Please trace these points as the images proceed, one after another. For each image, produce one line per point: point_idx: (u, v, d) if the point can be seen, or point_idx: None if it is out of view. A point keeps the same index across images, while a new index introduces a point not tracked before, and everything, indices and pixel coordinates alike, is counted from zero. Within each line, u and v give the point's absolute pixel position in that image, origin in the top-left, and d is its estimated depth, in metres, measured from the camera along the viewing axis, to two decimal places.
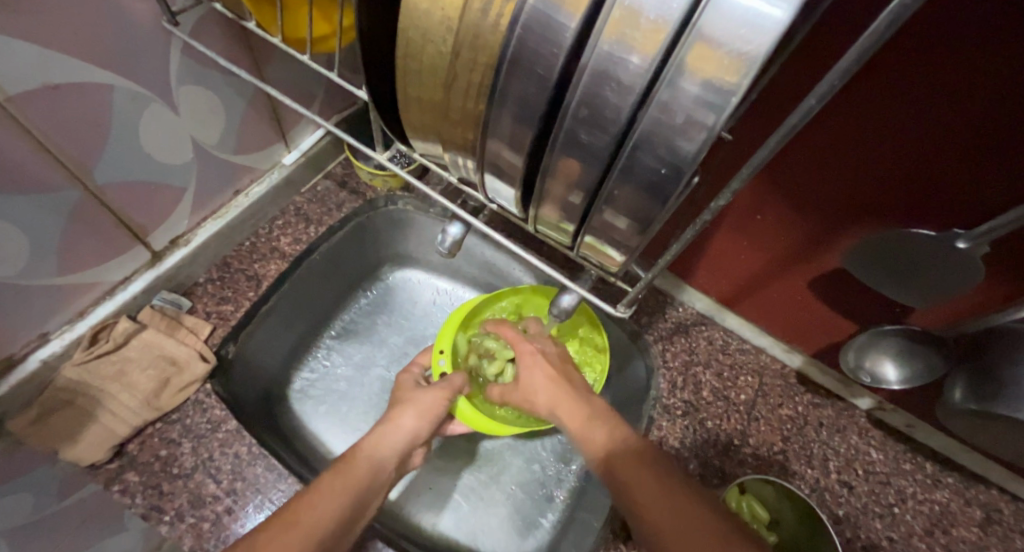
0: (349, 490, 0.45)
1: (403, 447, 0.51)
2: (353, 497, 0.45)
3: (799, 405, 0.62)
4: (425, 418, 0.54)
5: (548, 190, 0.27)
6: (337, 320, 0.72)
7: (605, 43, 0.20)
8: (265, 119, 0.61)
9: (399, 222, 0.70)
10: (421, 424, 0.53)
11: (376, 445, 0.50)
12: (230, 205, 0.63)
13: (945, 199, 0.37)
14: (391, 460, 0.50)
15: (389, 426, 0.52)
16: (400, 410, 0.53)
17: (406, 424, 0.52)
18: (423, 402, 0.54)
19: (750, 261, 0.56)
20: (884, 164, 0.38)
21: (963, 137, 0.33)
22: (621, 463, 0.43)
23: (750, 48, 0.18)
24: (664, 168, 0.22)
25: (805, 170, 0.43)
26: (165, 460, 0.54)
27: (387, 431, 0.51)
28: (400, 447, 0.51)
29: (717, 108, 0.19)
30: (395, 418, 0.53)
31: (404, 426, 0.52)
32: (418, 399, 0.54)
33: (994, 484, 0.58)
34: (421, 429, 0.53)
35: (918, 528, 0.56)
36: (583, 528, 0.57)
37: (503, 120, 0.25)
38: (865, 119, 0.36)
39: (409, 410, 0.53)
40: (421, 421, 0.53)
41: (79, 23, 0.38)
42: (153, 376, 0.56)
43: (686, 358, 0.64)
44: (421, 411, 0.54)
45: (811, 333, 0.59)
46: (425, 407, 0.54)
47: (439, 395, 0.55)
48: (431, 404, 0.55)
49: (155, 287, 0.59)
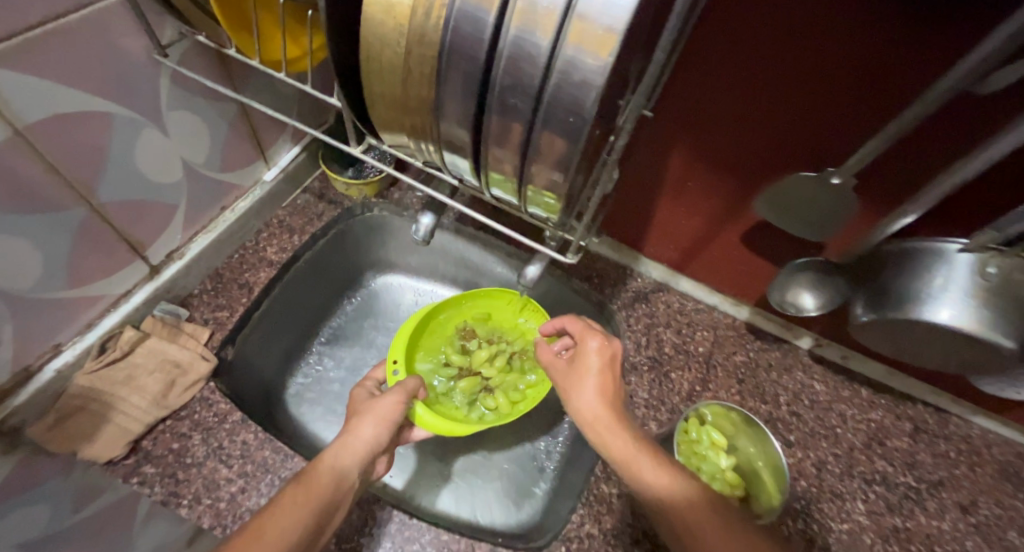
0: (309, 504, 0.45)
1: (363, 457, 0.52)
2: (314, 511, 0.45)
3: (751, 351, 0.70)
4: (383, 424, 0.55)
5: (493, 154, 0.34)
6: (325, 326, 0.78)
7: (514, 28, 0.28)
8: (247, 139, 0.68)
9: (376, 227, 0.78)
10: (378, 432, 0.54)
11: (338, 457, 0.50)
12: (218, 219, 0.69)
13: (832, 138, 0.45)
14: (353, 470, 0.50)
15: (347, 437, 0.52)
16: (359, 419, 0.54)
17: (366, 434, 0.53)
18: (380, 410, 0.55)
19: (691, 224, 0.64)
20: (768, 125, 0.48)
21: (816, 96, 0.43)
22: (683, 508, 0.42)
23: (613, 22, 0.25)
24: (572, 118, 0.29)
25: (714, 137, 0.52)
26: (177, 452, 0.58)
27: (347, 444, 0.52)
28: (360, 455, 0.52)
29: (598, 67, 0.27)
30: (354, 427, 0.53)
31: (363, 435, 0.53)
32: (376, 407, 0.55)
33: (918, 402, 0.67)
34: (380, 436, 0.54)
35: (859, 443, 0.63)
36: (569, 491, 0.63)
37: (451, 99, 0.32)
38: (748, 83, 0.45)
39: (367, 419, 0.54)
40: (380, 427, 0.54)
41: (82, 52, 0.44)
42: (160, 378, 0.60)
43: (647, 321, 0.72)
44: (380, 419, 0.55)
45: (750, 286, 0.68)
46: (381, 415, 0.55)
47: (395, 400, 0.57)
48: (387, 411, 0.56)
49: (155, 298, 0.64)
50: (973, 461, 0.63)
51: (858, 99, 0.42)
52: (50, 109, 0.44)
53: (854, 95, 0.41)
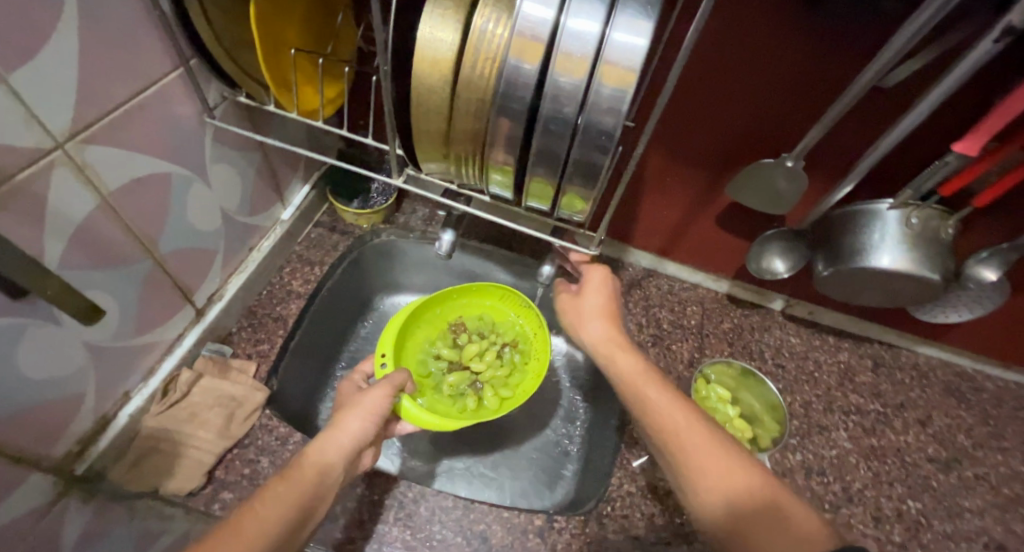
0: (293, 499, 0.46)
1: (349, 452, 0.52)
2: (298, 506, 0.46)
3: (736, 318, 0.82)
4: (370, 419, 0.55)
5: (533, 169, 0.42)
6: (344, 352, 0.84)
7: (556, 72, 0.36)
8: (267, 184, 0.74)
9: (385, 252, 0.85)
10: (365, 426, 0.54)
11: (323, 450, 0.51)
12: (247, 260, 0.75)
13: (781, 130, 0.57)
14: (337, 465, 0.51)
15: (333, 431, 0.53)
16: (344, 413, 0.54)
17: (349, 428, 0.53)
18: (365, 405, 0.55)
19: (672, 215, 0.75)
20: (730, 124, 0.59)
21: (764, 99, 0.55)
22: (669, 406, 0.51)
23: (632, 64, 0.35)
24: (604, 136, 0.38)
25: (687, 139, 0.63)
26: (250, 475, 0.63)
27: (334, 437, 0.52)
28: (345, 450, 0.52)
29: (624, 98, 0.36)
30: (339, 422, 0.53)
31: (348, 430, 0.53)
32: (361, 402, 0.55)
33: (873, 340, 0.82)
34: (366, 431, 0.54)
35: (834, 383, 0.77)
36: (597, 471, 0.69)
37: (498, 131, 0.41)
38: (710, 93, 0.56)
39: (353, 414, 0.54)
40: (366, 422, 0.54)
41: (149, 123, 0.50)
42: (221, 411, 0.65)
43: (644, 303, 0.82)
44: (365, 414, 0.55)
45: (725, 263, 0.79)
46: (367, 408, 0.55)
47: (382, 394, 0.56)
48: (374, 404, 0.56)
49: (203, 339, 0.69)
50: (919, 382, 0.79)
51: (797, 98, 0.53)
52: (126, 175, 0.50)
53: (794, 95, 0.53)
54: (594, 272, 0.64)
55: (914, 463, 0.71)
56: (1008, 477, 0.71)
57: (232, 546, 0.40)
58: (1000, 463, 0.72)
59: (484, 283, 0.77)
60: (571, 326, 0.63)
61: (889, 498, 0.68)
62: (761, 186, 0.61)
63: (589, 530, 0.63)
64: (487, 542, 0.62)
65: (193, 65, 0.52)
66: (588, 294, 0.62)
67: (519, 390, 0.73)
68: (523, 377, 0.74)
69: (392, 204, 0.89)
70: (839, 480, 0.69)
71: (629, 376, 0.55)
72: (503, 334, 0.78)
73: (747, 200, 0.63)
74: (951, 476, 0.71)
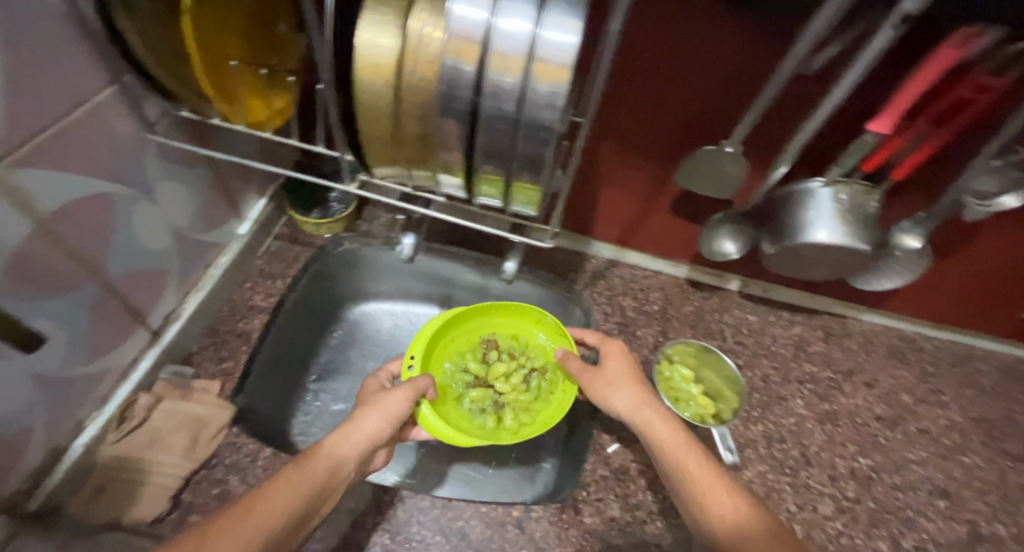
0: (305, 489, 0.46)
1: (363, 449, 0.52)
2: (307, 499, 0.46)
3: (696, 301, 0.91)
4: (387, 421, 0.55)
5: (482, 166, 0.43)
6: (315, 364, 0.83)
7: (492, 73, 0.36)
8: (220, 199, 0.73)
9: (349, 260, 0.84)
10: (382, 426, 0.55)
11: (339, 444, 0.51)
12: (205, 277, 0.73)
13: (717, 112, 0.61)
14: (350, 461, 0.51)
15: (351, 426, 0.53)
16: (365, 410, 0.55)
17: (368, 428, 0.53)
18: (387, 404, 0.56)
19: (628, 206, 0.83)
20: (671, 111, 0.63)
21: (699, 83, 0.59)
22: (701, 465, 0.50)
23: (565, 61, 0.35)
24: (544, 132, 0.38)
25: (633, 128, 0.68)
26: (221, 495, 0.61)
27: (353, 433, 0.52)
28: (360, 447, 0.52)
29: (560, 94, 0.36)
30: (358, 418, 0.54)
31: (366, 429, 0.53)
32: (385, 402, 0.56)
33: (824, 312, 0.93)
34: (382, 431, 0.54)
35: (790, 355, 0.87)
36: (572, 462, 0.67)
37: (442, 130, 0.40)
38: (650, 82, 0.61)
39: (374, 412, 0.55)
40: (384, 423, 0.55)
41: (82, 141, 0.48)
42: (185, 434, 0.62)
43: (609, 292, 0.91)
44: (384, 414, 0.55)
45: (680, 249, 0.88)
46: (387, 409, 0.56)
47: (404, 395, 0.57)
48: (393, 406, 0.56)
49: (161, 361, 0.67)
50: (865, 348, 0.90)
51: (728, 80, 0.58)
52: (62, 196, 0.48)
53: (725, 78, 0.58)
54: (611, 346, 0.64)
55: (863, 422, 0.81)
56: (945, 429, 0.82)
57: (239, 528, 0.41)
58: (940, 417, 0.83)
59: (526, 306, 0.73)
60: (597, 394, 0.60)
61: (843, 458, 0.77)
62: (709, 174, 0.64)
63: (566, 516, 0.65)
64: (467, 538, 0.63)
65: (126, 80, 0.50)
66: (612, 361, 0.62)
67: (538, 420, 0.68)
68: (546, 405, 0.71)
69: (354, 212, 0.89)
70: (797, 445, 0.78)
71: (678, 455, 0.51)
72: (534, 360, 0.74)
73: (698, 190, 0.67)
74: (896, 432, 0.81)
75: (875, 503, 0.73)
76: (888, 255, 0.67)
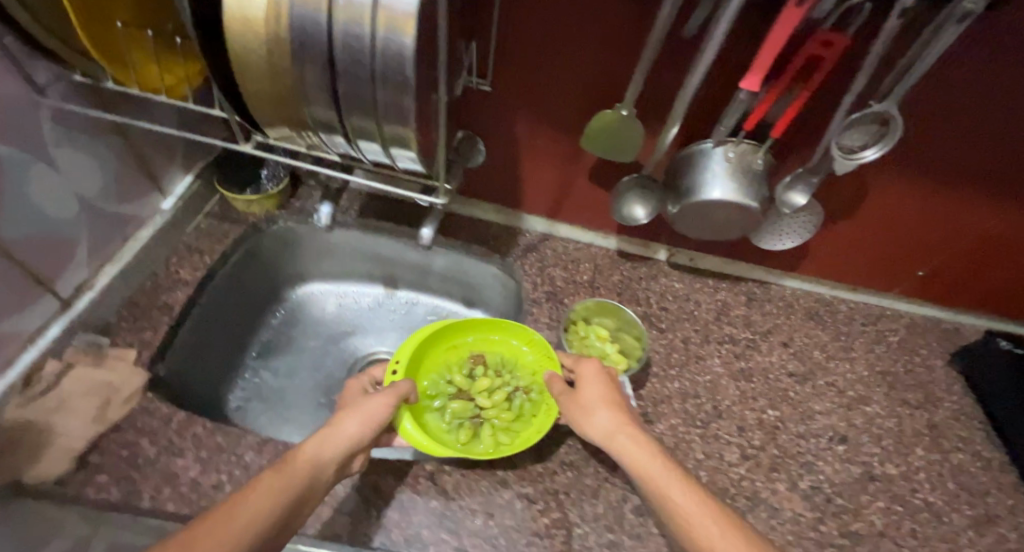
0: (287, 491, 0.47)
1: (343, 451, 0.55)
2: (287, 501, 0.47)
3: (624, 272, 0.94)
4: (367, 423, 0.58)
5: (350, 111, 0.45)
6: (256, 342, 0.91)
7: (342, 22, 0.39)
8: (135, 171, 0.73)
9: (283, 239, 0.88)
10: (362, 428, 0.58)
11: (319, 446, 0.53)
12: (124, 249, 0.75)
13: (608, 72, 0.67)
14: (330, 463, 0.53)
15: (333, 428, 0.56)
16: (345, 415, 0.58)
17: (348, 429, 0.57)
18: (366, 409, 0.59)
19: (550, 175, 0.86)
20: (568, 73, 0.69)
21: (587, 43, 0.65)
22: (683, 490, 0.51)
23: (407, 10, 0.37)
24: (397, 76, 0.40)
25: (538, 93, 0.73)
26: (131, 456, 0.61)
27: (331, 435, 0.55)
28: (340, 448, 0.55)
29: (405, 41, 0.38)
30: (338, 422, 0.57)
31: (347, 430, 0.56)
32: (364, 407, 0.60)
33: (749, 279, 0.97)
34: (364, 433, 0.57)
35: (711, 318, 0.91)
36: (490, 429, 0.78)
37: (304, 76, 0.42)
38: (544, 45, 0.67)
39: (353, 417, 0.58)
40: (364, 426, 0.58)
41: None
42: (95, 399, 0.63)
43: (539, 265, 0.92)
44: (364, 418, 0.58)
45: (605, 220, 0.92)
46: (366, 412, 0.59)
47: (383, 403, 0.61)
48: (374, 409, 0.60)
49: (73, 329, 0.68)
50: (785, 310, 0.94)
51: (610, 40, 0.64)
52: None
53: (608, 38, 0.64)
54: (586, 366, 0.68)
55: (775, 379, 0.85)
56: (851, 382, 0.86)
57: (224, 526, 0.41)
58: (846, 370, 0.88)
59: (513, 323, 0.77)
60: (576, 421, 0.62)
61: (753, 410, 0.81)
62: (611, 140, 0.69)
63: (478, 469, 0.67)
64: (379, 492, 0.64)
65: (6, 42, 0.50)
66: (589, 384, 0.65)
67: (516, 437, 0.71)
68: (527, 422, 0.73)
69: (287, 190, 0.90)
70: (710, 400, 0.81)
71: (657, 479, 0.52)
72: (519, 378, 0.77)
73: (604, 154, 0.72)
74: (806, 386, 0.85)
75: (778, 450, 0.77)
76: (778, 215, 0.72)
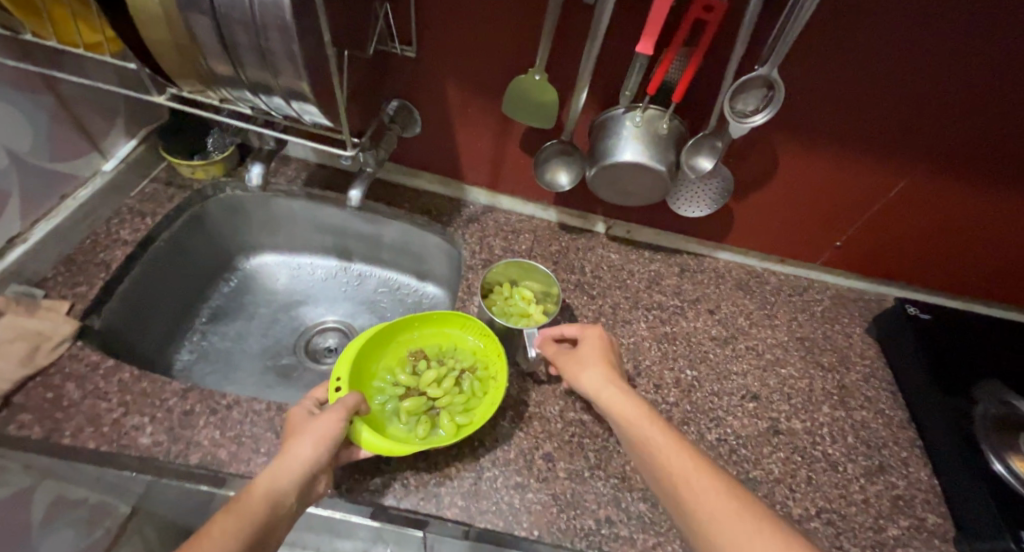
0: (244, 527, 0.47)
1: (301, 477, 0.54)
2: (246, 537, 0.46)
3: (563, 242, 0.97)
4: (323, 443, 0.56)
5: (243, 56, 0.48)
6: (205, 307, 0.93)
7: None
8: (71, 130, 0.76)
9: (230, 206, 0.91)
10: (319, 450, 0.56)
11: (275, 479, 0.52)
12: (60, 207, 0.77)
13: (518, 36, 0.71)
14: (289, 493, 0.52)
15: (288, 455, 0.54)
16: (296, 440, 0.56)
17: (303, 454, 0.55)
18: (318, 429, 0.57)
19: (486, 145, 0.87)
20: (483, 39, 0.73)
21: (495, 8, 0.69)
22: (668, 441, 0.55)
23: None
24: (276, 18, 0.43)
25: (459, 60, 0.76)
26: (54, 398, 0.64)
27: (285, 464, 0.53)
28: (299, 475, 0.53)
29: None
30: (291, 448, 0.55)
31: (301, 455, 0.54)
32: (316, 427, 0.57)
33: (684, 251, 1.01)
34: (320, 455, 0.56)
35: (643, 287, 0.94)
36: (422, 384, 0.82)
37: (195, 20, 0.45)
38: (458, 11, 0.70)
39: (305, 440, 0.56)
40: (318, 447, 0.56)
41: None
42: (22, 344, 0.66)
43: (480, 234, 0.93)
44: (318, 438, 0.56)
45: (542, 192, 0.95)
46: (319, 432, 0.57)
47: (336, 418, 0.58)
48: (327, 428, 0.58)
49: (5, 280, 0.70)
50: (715, 280, 0.98)
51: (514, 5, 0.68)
52: None
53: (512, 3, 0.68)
54: (589, 334, 0.71)
55: (697, 341, 0.89)
56: (770, 346, 0.90)
57: None
58: (768, 336, 0.91)
59: (452, 313, 0.76)
60: (570, 374, 0.68)
61: (672, 370, 0.84)
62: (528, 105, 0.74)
63: None
64: None
65: None
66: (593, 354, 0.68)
67: (476, 415, 0.70)
68: (482, 400, 0.73)
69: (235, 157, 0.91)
70: (631, 359, 0.84)
71: (639, 430, 0.57)
72: (463, 360, 0.77)
73: (524, 119, 0.76)
74: (727, 348, 0.89)
75: (690, 406, 0.80)
76: (686, 181, 0.76)
